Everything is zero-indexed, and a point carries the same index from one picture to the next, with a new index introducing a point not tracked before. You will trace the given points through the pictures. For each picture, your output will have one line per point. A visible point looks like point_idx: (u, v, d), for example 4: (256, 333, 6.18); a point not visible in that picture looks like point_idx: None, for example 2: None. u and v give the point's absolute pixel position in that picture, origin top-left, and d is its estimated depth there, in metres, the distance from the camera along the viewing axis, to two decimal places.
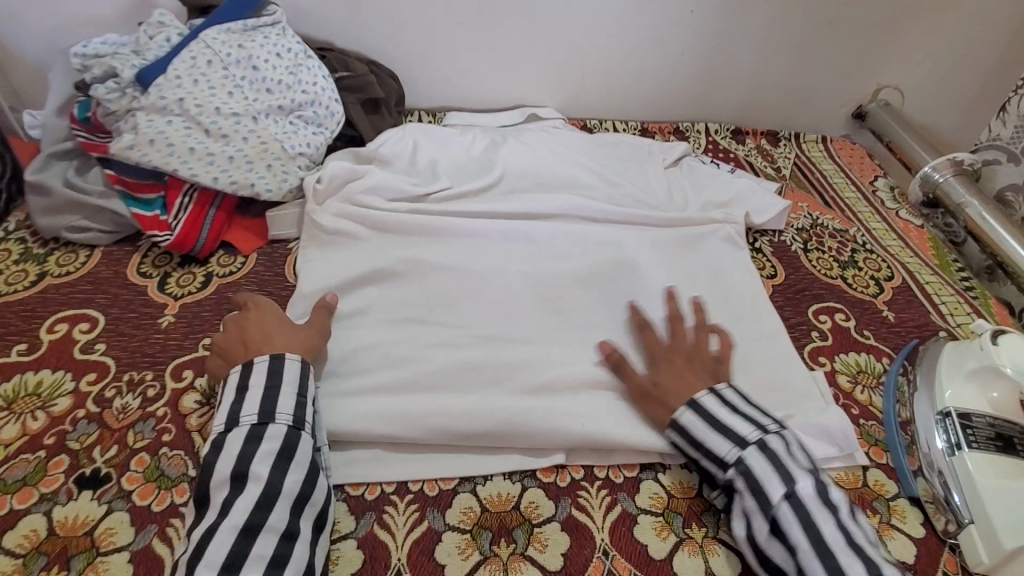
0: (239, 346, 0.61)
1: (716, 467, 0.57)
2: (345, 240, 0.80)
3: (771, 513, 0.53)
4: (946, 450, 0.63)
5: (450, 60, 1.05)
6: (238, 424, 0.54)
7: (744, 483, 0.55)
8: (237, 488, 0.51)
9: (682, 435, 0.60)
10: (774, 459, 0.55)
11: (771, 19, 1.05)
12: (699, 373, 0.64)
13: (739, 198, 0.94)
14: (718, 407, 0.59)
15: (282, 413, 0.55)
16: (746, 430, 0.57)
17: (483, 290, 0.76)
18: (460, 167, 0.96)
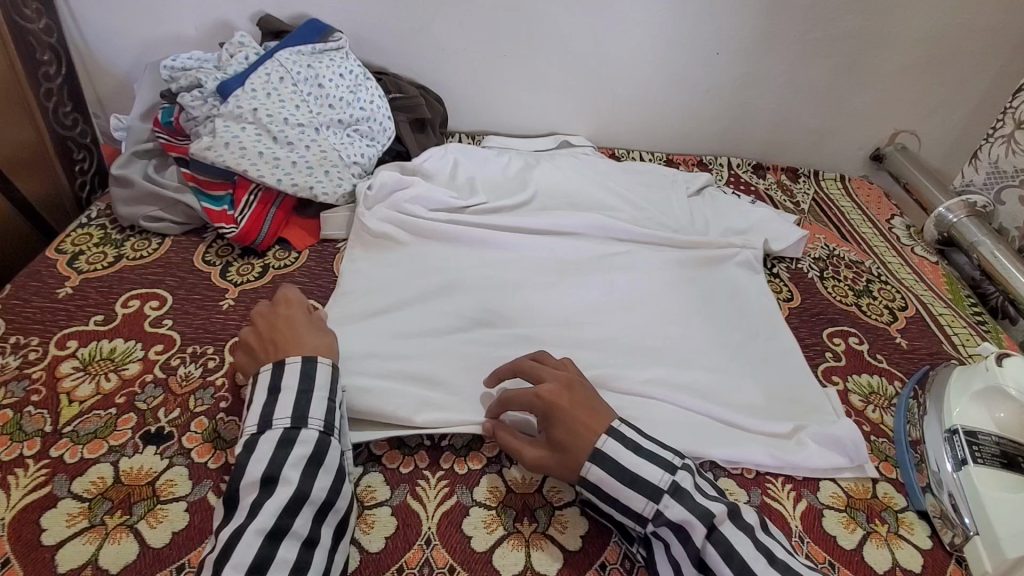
0: (268, 346, 0.62)
1: (634, 522, 0.55)
2: (390, 241, 0.86)
3: (698, 555, 0.52)
4: (956, 463, 0.64)
5: (492, 88, 1.14)
6: (271, 427, 0.55)
7: (670, 532, 0.54)
8: (267, 489, 0.52)
9: (594, 493, 0.56)
10: (689, 502, 0.53)
11: (790, 65, 1.12)
12: (581, 413, 0.58)
13: (758, 226, 0.99)
14: (609, 447, 0.56)
15: (314, 418, 0.56)
16: (655, 477, 0.55)
17: (515, 295, 0.82)
18: (495, 185, 1.04)
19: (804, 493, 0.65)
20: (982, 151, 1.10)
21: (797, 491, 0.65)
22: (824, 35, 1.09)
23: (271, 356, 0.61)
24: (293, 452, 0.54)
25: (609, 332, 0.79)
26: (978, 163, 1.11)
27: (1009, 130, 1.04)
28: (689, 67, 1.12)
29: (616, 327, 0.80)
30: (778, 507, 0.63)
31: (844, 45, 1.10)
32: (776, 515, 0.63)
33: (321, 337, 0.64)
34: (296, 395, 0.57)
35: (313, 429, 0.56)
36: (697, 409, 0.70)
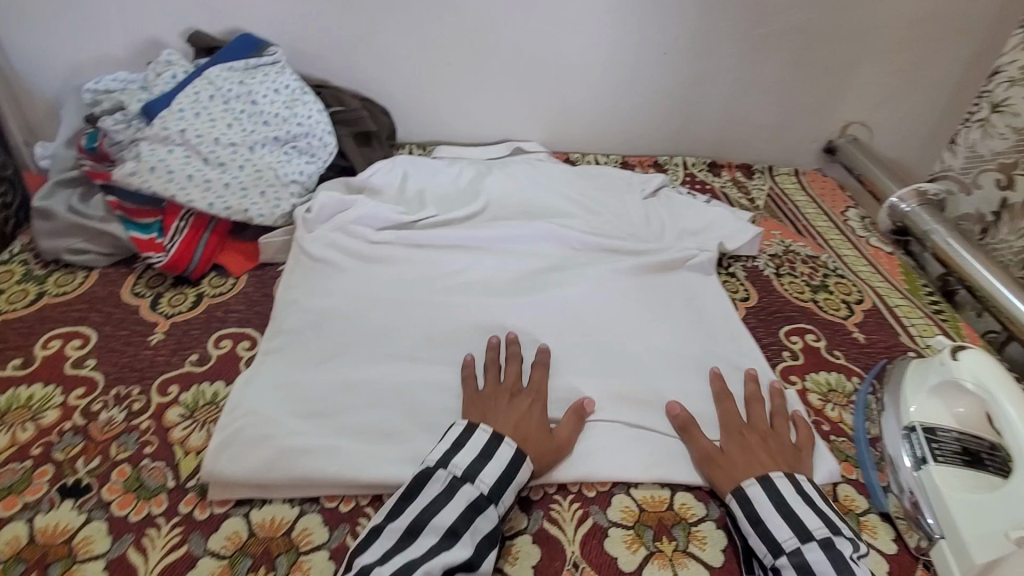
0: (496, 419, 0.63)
1: (767, 551, 0.56)
2: (333, 265, 0.83)
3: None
4: (916, 462, 0.63)
5: (440, 97, 1.11)
6: (475, 483, 0.56)
7: (797, 574, 0.54)
8: (445, 541, 0.53)
9: (743, 506, 0.59)
10: (841, 563, 0.53)
11: (740, 62, 1.12)
12: (770, 451, 0.64)
13: (712, 226, 0.98)
14: (792, 497, 0.59)
15: (502, 502, 0.57)
16: (815, 525, 0.56)
17: (467, 313, 0.79)
18: (447, 198, 1.01)
19: None
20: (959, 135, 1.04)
21: None
22: (770, 31, 1.08)
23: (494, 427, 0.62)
24: (475, 524, 0.55)
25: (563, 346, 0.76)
26: (956, 147, 1.05)
27: (986, 114, 0.99)
28: (637, 67, 1.10)
29: (569, 339, 0.77)
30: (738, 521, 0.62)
31: (791, 39, 1.10)
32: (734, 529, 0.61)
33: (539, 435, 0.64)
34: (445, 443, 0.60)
35: (497, 508, 0.56)
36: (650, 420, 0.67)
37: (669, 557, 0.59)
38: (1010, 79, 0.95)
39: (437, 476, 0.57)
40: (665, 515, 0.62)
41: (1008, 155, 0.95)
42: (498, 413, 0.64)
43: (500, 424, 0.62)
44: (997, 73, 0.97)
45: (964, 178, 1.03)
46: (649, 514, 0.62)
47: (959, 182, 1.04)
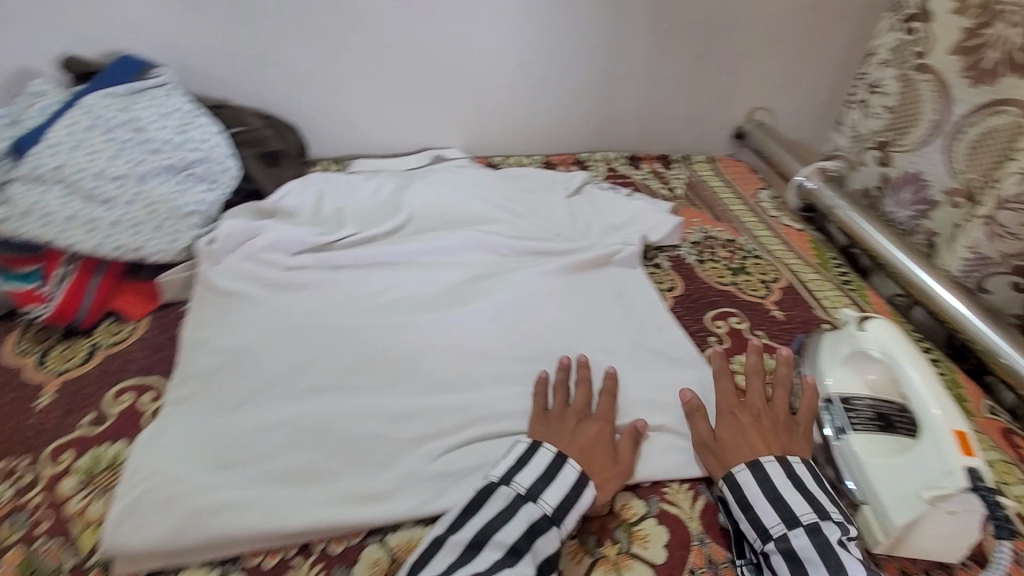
0: (569, 443, 0.62)
1: (756, 536, 0.57)
2: (244, 298, 0.77)
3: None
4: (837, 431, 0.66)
5: (351, 108, 1.07)
6: (536, 501, 0.56)
7: (783, 560, 0.55)
8: (507, 558, 0.52)
9: (733, 491, 0.60)
10: (827, 547, 0.53)
11: (647, 56, 1.14)
12: (766, 433, 0.64)
13: (636, 219, 1.00)
14: (781, 483, 0.59)
15: (564, 523, 0.56)
16: (802, 509, 0.57)
17: (393, 333, 0.76)
18: (365, 213, 0.96)
19: (701, 489, 0.64)
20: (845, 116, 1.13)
21: (694, 488, 0.64)
22: (672, 25, 1.11)
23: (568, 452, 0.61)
24: (538, 543, 0.54)
25: (497, 358, 0.75)
26: (842, 129, 1.14)
27: (863, 95, 1.07)
28: (550, 67, 1.10)
29: (502, 349, 0.76)
30: (678, 513, 0.62)
31: (694, 32, 1.13)
32: (674, 522, 0.61)
33: (606, 456, 0.62)
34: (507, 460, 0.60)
35: (559, 530, 0.55)
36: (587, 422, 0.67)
37: (613, 561, 0.58)
38: (883, 61, 1.03)
39: (496, 493, 0.56)
40: (608, 518, 0.61)
41: (883, 133, 1.03)
42: (566, 436, 0.63)
43: (566, 446, 0.62)
44: (871, 57, 1.06)
45: (851, 156, 1.11)
46: (592, 520, 0.61)
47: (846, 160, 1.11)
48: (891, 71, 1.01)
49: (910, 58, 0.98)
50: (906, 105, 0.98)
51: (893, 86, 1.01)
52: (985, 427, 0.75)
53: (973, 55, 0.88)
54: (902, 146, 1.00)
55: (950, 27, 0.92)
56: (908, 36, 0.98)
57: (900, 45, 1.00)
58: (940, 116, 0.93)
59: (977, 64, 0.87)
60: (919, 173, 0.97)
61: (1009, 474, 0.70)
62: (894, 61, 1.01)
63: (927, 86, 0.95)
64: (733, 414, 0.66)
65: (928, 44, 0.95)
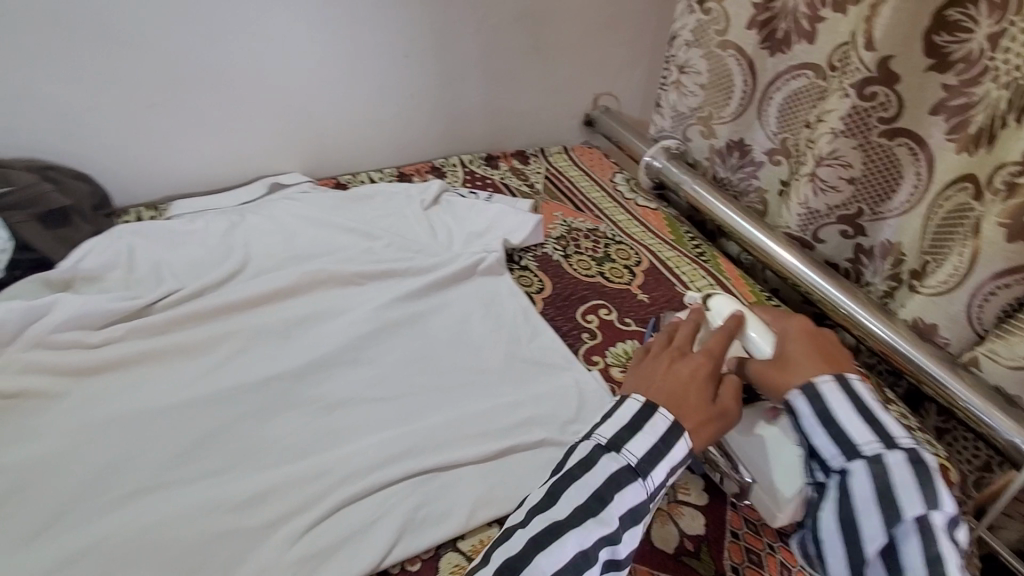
0: (656, 387, 0.55)
1: (841, 451, 0.47)
2: (34, 398, 0.64)
3: (897, 518, 0.43)
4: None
5: (156, 143, 0.93)
6: (620, 451, 0.49)
7: (865, 478, 0.45)
8: (579, 515, 0.46)
9: (817, 402, 0.50)
10: (929, 477, 0.43)
11: (481, 53, 1.11)
12: (832, 354, 0.56)
13: (497, 221, 0.97)
14: (874, 402, 0.49)
15: (653, 475, 0.49)
16: (900, 432, 0.47)
17: (236, 402, 0.66)
18: (190, 263, 0.83)
19: None
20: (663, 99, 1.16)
21: None
22: (500, 19, 1.09)
23: (655, 398, 0.53)
24: (621, 493, 0.47)
25: (362, 403, 0.68)
26: (662, 111, 1.17)
27: (675, 76, 1.10)
28: (380, 75, 1.04)
29: (367, 393, 0.70)
30: None
31: (524, 25, 1.12)
32: None
33: (705, 402, 0.54)
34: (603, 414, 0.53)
35: (645, 483, 0.48)
36: (465, 456, 0.63)
37: None
38: (686, 42, 1.06)
39: (578, 448, 0.51)
40: None
41: (703, 109, 1.08)
42: (663, 377, 0.56)
43: (651, 391, 0.54)
44: (676, 38, 1.08)
45: (676, 134, 1.15)
46: None
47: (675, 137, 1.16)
48: (697, 51, 1.05)
49: (712, 36, 1.01)
50: (718, 79, 1.03)
51: (702, 65, 1.05)
52: None
53: (767, 26, 0.94)
54: (722, 118, 1.05)
55: (743, 4, 0.95)
56: (706, 16, 1.01)
57: (700, 26, 1.03)
58: (751, 88, 0.99)
59: (772, 34, 0.94)
60: (741, 140, 1.03)
61: None
62: (697, 41, 1.05)
63: (733, 60, 0.99)
64: (793, 337, 0.59)
65: (725, 22, 0.99)
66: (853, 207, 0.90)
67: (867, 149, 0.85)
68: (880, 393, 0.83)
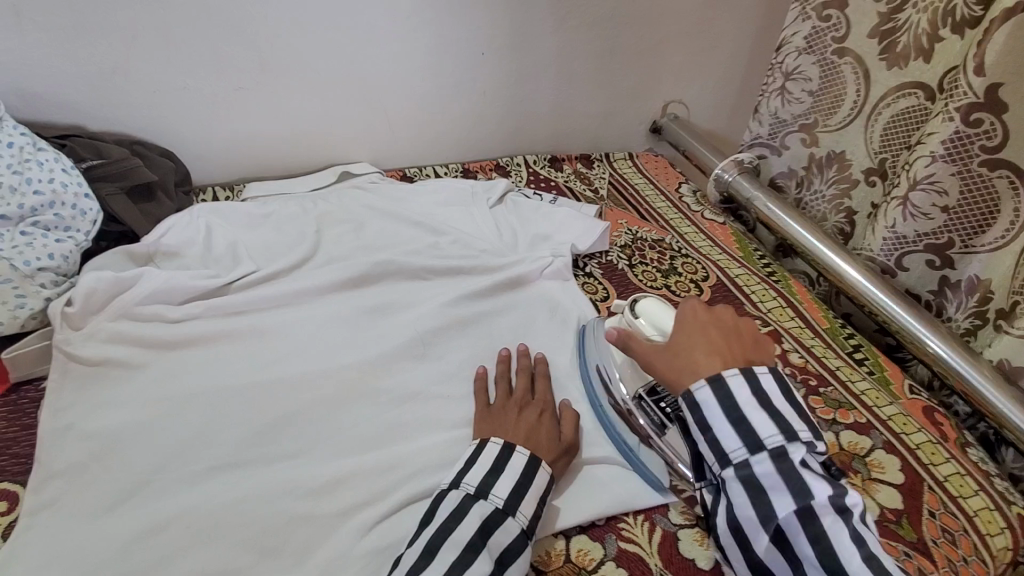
0: (510, 431, 0.61)
1: (716, 460, 0.53)
2: (118, 368, 0.65)
3: (777, 519, 0.49)
4: (657, 427, 0.65)
5: (236, 125, 0.95)
6: (486, 497, 0.54)
7: (740, 485, 0.51)
8: (467, 555, 0.49)
9: (692, 412, 0.54)
10: (791, 470, 0.50)
11: (557, 53, 1.10)
12: (716, 349, 0.57)
13: (562, 227, 0.96)
14: (746, 402, 0.53)
15: (520, 512, 0.54)
16: (765, 434, 0.51)
17: (308, 388, 0.67)
18: (265, 246, 0.85)
19: (658, 519, 0.61)
20: (761, 104, 1.10)
21: (649, 520, 0.61)
22: (579, 20, 1.07)
23: (515, 440, 0.60)
24: (495, 537, 0.52)
25: (429, 401, 0.68)
26: (759, 116, 1.11)
27: (780, 83, 1.05)
28: (456, 70, 1.03)
29: (433, 391, 0.69)
30: (636, 550, 0.58)
31: (603, 27, 1.10)
32: (634, 562, 0.57)
33: (555, 440, 0.62)
34: (459, 465, 0.58)
35: (517, 520, 0.53)
36: None
37: None
38: (797, 49, 1.00)
39: (450, 497, 0.54)
40: (564, 571, 0.56)
41: (809, 117, 1.02)
42: (512, 426, 0.62)
43: (509, 435, 0.61)
44: (784, 45, 1.02)
45: (772, 142, 1.10)
46: None
47: (769, 147, 1.11)
48: (809, 58, 0.99)
49: (828, 43, 0.95)
50: (830, 86, 0.97)
51: (813, 72, 0.99)
52: (911, 408, 0.78)
53: (888, 38, 0.88)
54: (828, 127, 0.99)
55: (866, 12, 0.90)
56: (823, 23, 0.95)
57: (815, 33, 0.97)
58: (862, 99, 0.93)
59: (893, 46, 0.88)
60: (843, 153, 0.98)
61: (936, 454, 0.72)
62: (811, 49, 0.98)
63: (849, 68, 0.93)
64: (686, 327, 0.61)
65: (844, 30, 0.93)
66: (943, 236, 0.85)
67: (967, 177, 0.80)
68: (960, 434, 0.77)
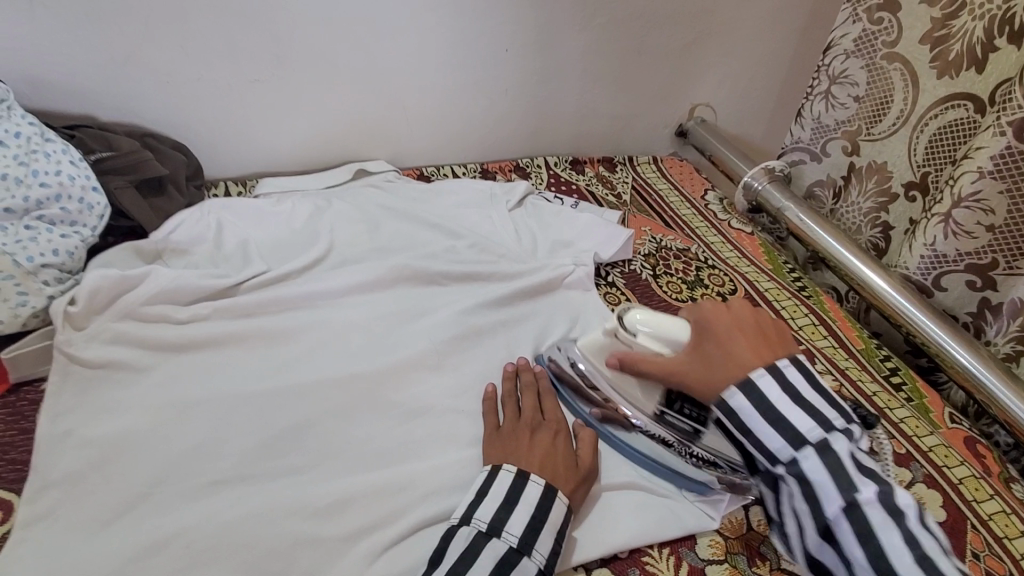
0: (523, 456, 0.57)
1: (765, 458, 0.52)
2: (120, 371, 0.62)
3: (822, 517, 0.49)
4: (691, 434, 0.64)
5: (250, 118, 0.92)
6: (500, 535, 0.50)
7: (795, 482, 0.50)
8: None
9: (729, 417, 0.54)
10: (835, 465, 0.49)
11: (584, 52, 1.06)
12: (741, 346, 0.56)
13: (584, 234, 0.92)
14: (782, 402, 0.52)
15: (538, 551, 0.50)
16: (805, 428, 0.51)
17: (318, 399, 0.64)
18: (276, 245, 0.82)
19: (683, 553, 0.57)
20: (804, 108, 1.05)
21: (675, 554, 0.57)
22: (609, 19, 1.04)
23: (530, 467, 0.56)
24: None
25: (442, 416, 0.65)
26: (801, 120, 1.06)
27: (826, 86, 0.99)
28: (479, 67, 1.00)
29: (447, 406, 0.66)
30: None
31: (633, 26, 1.06)
32: None
33: (572, 467, 0.58)
34: (471, 497, 0.54)
35: (533, 560, 0.50)
36: None
37: None
38: (845, 51, 0.95)
39: (462, 534, 0.51)
40: None
41: (851, 123, 0.97)
42: (525, 450, 0.58)
43: (524, 461, 0.57)
44: (831, 48, 0.97)
45: (813, 147, 1.05)
46: None
47: (809, 152, 1.06)
48: (856, 62, 0.94)
49: (878, 48, 0.90)
50: (877, 93, 0.92)
51: (861, 76, 0.94)
52: (951, 438, 0.73)
53: (940, 46, 0.83)
54: (871, 135, 0.94)
55: (919, 16, 0.85)
56: (874, 26, 0.90)
57: (864, 36, 0.92)
58: (909, 108, 0.88)
59: (945, 54, 0.82)
60: (885, 164, 0.93)
61: (979, 490, 0.67)
62: (859, 51, 0.93)
63: (898, 74, 0.88)
64: (710, 330, 0.59)
65: (896, 34, 0.88)
66: (985, 257, 0.81)
67: (1015, 196, 0.76)
68: (1004, 468, 0.72)
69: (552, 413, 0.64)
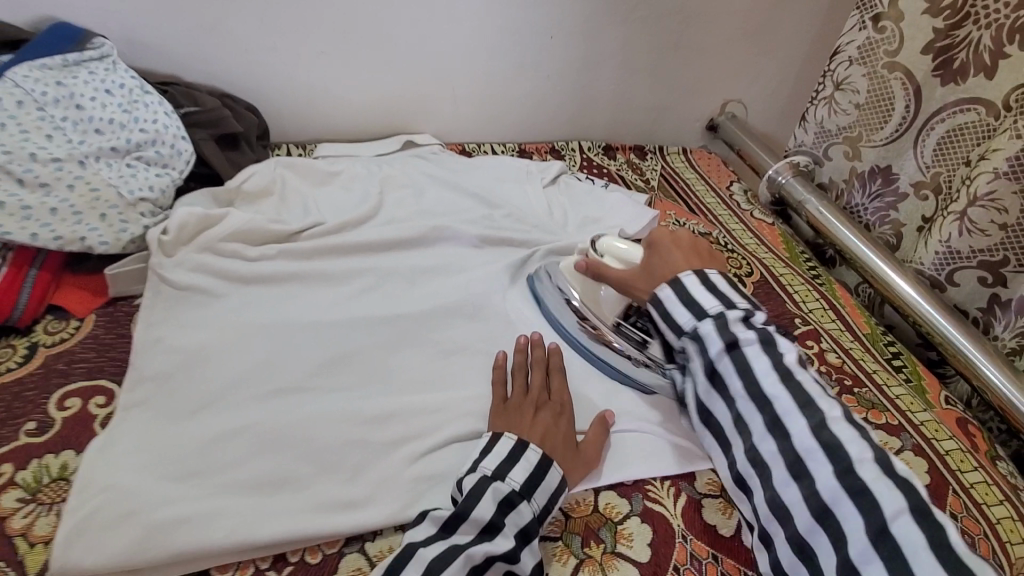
0: (525, 430, 0.62)
1: (676, 335, 0.67)
2: (200, 294, 0.72)
3: (714, 363, 0.63)
4: (639, 344, 0.77)
5: (314, 87, 1.01)
6: (503, 480, 0.56)
7: (696, 347, 0.65)
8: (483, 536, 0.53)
9: (656, 307, 0.68)
10: (725, 329, 0.63)
11: (626, 44, 1.12)
12: (677, 258, 0.71)
13: (612, 212, 0.99)
14: (697, 290, 0.66)
15: (536, 501, 0.57)
16: (707, 305, 0.65)
17: (368, 332, 0.73)
18: (332, 201, 0.91)
19: (683, 486, 0.65)
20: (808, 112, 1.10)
21: (675, 486, 0.64)
22: (649, 14, 1.10)
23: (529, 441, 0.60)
24: (511, 516, 0.55)
25: (475, 356, 0.73)
26: (805, 124, 1.11)
27: (829, 91, 1.04)
28: (524, 52, 1.07)
29: (479, 348, 0.74)
30: (662, 510, 0.62)
31: (670, 21, 1.12)
32: (658, 520, 0.61)
33: (570, 446, 0.62)
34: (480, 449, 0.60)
35: (529, 504, 0.56)
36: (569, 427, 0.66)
37: (599, 561, 0.57)
38: (849, 58, 0.99)
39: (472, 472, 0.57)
40: (591, 518, 0.60)
41: (852, 129, 1.02)
42: (528, 424, 0.62)
43: (525, 434, 0.61)
44: (837, 53, 1.02)
45: (815, 151, 1.11)
46: (576, 521, 0.60)
47: (811, 156, 1.11)
48: (859, 69, 0.98)
49: (880, 56, 0.95)
50: (877, 100, 0.97)
51: (862, 84, 0.99)
52: (944, 417, 0.78)
53: (944, 55, 0.88)
54: (872, 142, 1.00)
55: (921, 26, 0.89)
56: (878, 34, 0.95)
57: (867, 44, 0.96)
58: (911, 114, 0.93)
59: (948, 63, 0.88)
60: (889, 167, 0.98)
61: (964, 461, 0.72)
62: (862, 59, 0.98)
63: (898, 84, 0.93)
64: (657, 248, 0.72)
65: (896, 43, 0.92)
66: (998, 254, 0.84)
67: None
68: (992, 447, 0.77)
69: (556, 393, 0.67)
